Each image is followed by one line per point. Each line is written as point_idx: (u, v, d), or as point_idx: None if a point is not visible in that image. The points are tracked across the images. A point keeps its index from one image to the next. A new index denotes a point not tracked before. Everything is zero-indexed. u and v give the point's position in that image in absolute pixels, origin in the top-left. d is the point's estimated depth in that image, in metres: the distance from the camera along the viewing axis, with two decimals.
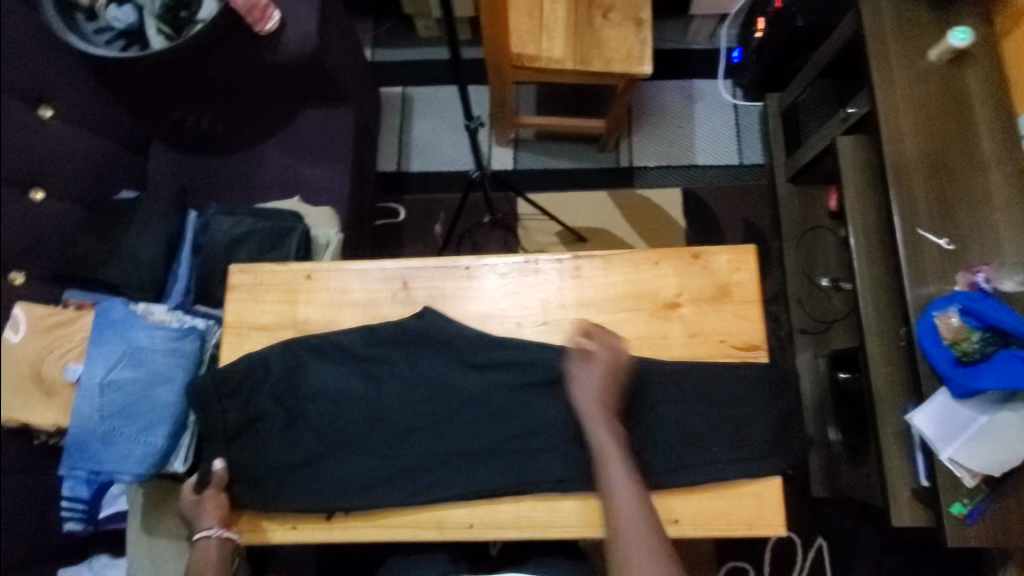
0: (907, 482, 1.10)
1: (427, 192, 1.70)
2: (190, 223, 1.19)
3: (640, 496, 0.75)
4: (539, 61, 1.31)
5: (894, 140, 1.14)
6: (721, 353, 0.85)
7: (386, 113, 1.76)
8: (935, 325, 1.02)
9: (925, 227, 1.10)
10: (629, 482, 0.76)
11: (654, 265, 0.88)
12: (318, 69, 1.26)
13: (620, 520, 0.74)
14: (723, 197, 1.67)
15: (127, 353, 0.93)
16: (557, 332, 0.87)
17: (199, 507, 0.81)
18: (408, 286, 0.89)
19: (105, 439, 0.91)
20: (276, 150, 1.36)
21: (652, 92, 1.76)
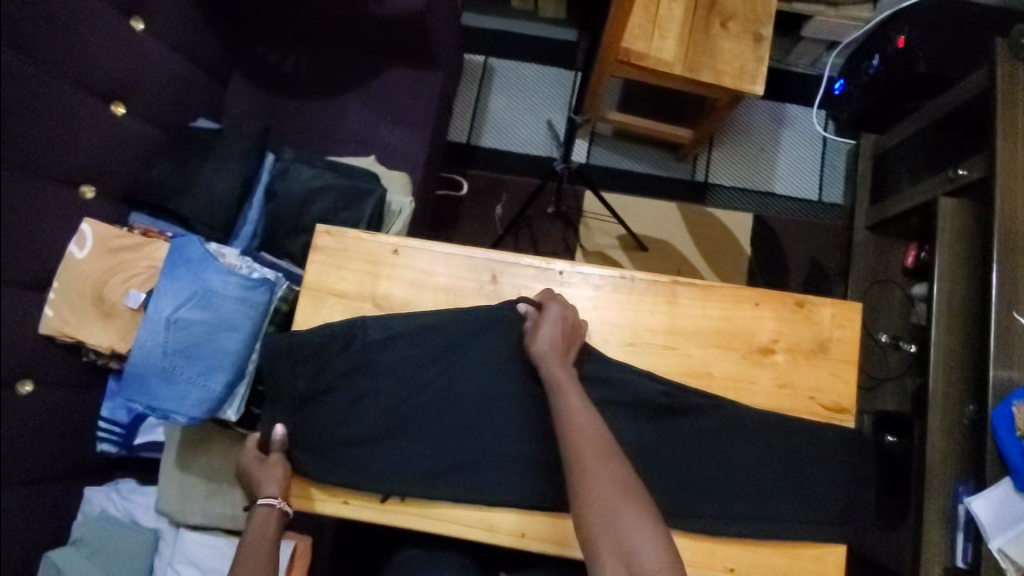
0: (941, 559, 1.09)
1: (494, 170, 1.65)
2: (268, 165, 1.16)
3: (618, 471, 0.68)
4: (646, 60, 1.25)
5: (1009, 214, 1.08)
6: (807, 410, 0.82)
7: (466, 82, 1.70)
8: (1012, 413, 0.99)
9: (1022, 311, 1.05)
10: (608, 457, 0.69)
11: (754, 306, 0.84)
12: (420, 28, 1.20)
13: (594, 493, 0.67)
14: (794, 231, 1.62)
15: (197, 293, 0.91)
16: (642, 357, 0.83)
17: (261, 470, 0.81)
18: (496, 280, 0.86)
19: (164, 376, 0.89)
20: (358, 103, 1.32)
21: (741, 108, 1.69)
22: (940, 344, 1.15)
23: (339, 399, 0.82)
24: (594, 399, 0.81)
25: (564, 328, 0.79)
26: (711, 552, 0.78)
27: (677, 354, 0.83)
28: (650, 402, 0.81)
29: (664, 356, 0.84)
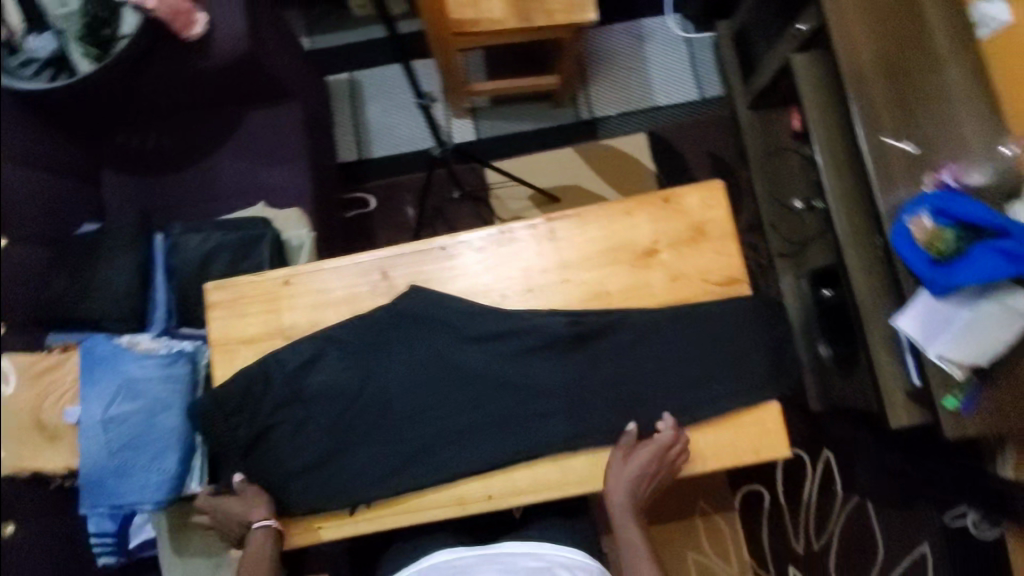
0: (900, 384, 1.12)
1: (393, 177, 1.68)
2: (158, 246, 1.16)
3: None
4: (480, 25, 1.28)
5: (847, 51, 1.11)
6: (705, 291, 0.86)
7: (337, 102, 1.72)
8: (908, 229, 1.03)
9: (888, 134, 1.08)
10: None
11: (627, 215, 0.88)
12: (258, 67, 1.22)
13: None
14: (687, 135, 1.67)
15: (122, 387, 0.92)
16: (543, 298, 0.87)
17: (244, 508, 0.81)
18: (388, 275, 0.89)
19: (119, 472, 0.91)
20: (230, 158, 1.33)
21: (601, 38, 1.73)
22: (835, 191, 1.19)
23: (279, 436, 0.84)
24: (512, 350, 0.84)
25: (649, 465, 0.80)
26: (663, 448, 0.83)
27: (574, 284, 0.87)
28: (561, 336, 0.84)
29: (562, 289, 0.87)
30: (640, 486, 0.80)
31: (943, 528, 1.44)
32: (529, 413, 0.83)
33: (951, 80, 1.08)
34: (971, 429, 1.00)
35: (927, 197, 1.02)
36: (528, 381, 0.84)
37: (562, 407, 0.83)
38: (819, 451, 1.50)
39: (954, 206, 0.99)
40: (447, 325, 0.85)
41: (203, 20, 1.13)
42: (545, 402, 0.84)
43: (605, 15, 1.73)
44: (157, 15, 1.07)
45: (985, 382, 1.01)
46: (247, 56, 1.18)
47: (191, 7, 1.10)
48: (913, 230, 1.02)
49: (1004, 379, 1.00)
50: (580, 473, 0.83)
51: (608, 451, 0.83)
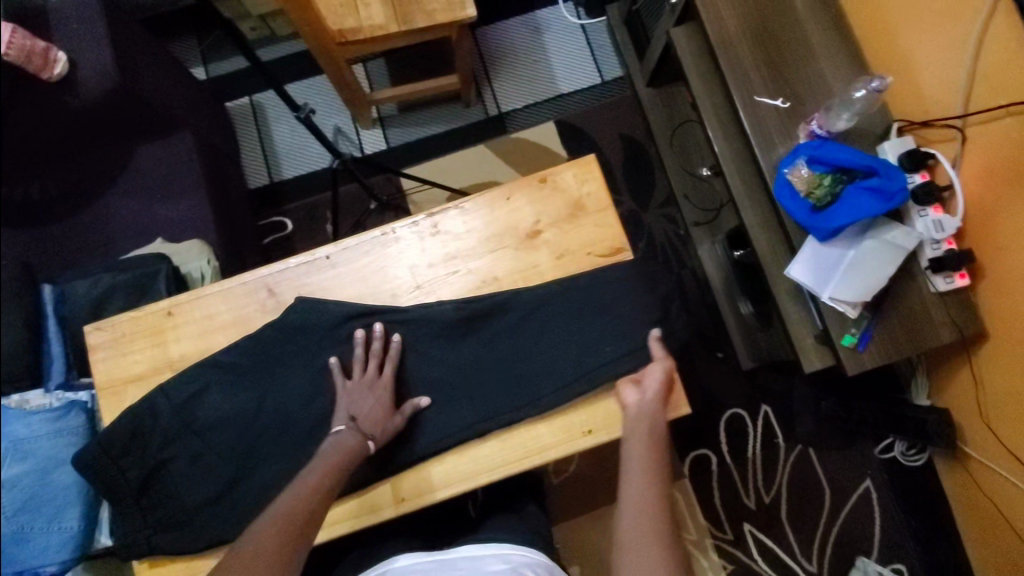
0: (808, 330, 1.15)
1: (307, 196, 1.65)
2: (48, 295, 1.08)
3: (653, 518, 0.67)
4: (361, 32, 1.27)
5: (713, 17, 1.15)
6: (591, 265, 0.88)
7: (241, 128, 1.68)
8: (789, 180, 1.08)
9: (760, 93, 1.14)
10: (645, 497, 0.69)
11: (507, 201, 0.90)
12: (134, 99, 1.19)
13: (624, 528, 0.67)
14: (593, 118, 1.69)
15: (9, 448, 0.89)
16: (433, 292, 0.87)
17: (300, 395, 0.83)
18: (275, 292, 0.88)
19: (16, 539, 0.86)
20: (122, 198, 1.29)
21: (498, 34, 1.74)
22: (725, 155, 1.23)
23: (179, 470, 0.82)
24: (406, 348, 0.85)
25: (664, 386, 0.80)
26: (567, 423, 0.84)
27: (463, 275, 0.88)
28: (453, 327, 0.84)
29: (451, 281, 0.88)
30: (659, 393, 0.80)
31: (874, 460, 1.51)
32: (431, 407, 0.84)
33: (811, 36, 1.15)
34: (868, 362, 1.07)
35: (802, 148, 1.07)
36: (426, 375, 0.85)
37: (459, 395, 0.84)
38: (758, 408, 1.54)
39: (826, 154, 1.05)
40: (339, 333, 0.85)
41: (62, 57, 1.08)
42: (445, 394, 0.84)
43: (499, 11, 1.74)
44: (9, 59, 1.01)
45: (876, 316, 1.08)
46: (120, 90, 1.15)
47: (47, 46, 1.05)
48: (794, 181, 1.08)
49: (891, 309, 1.08)
50: (488, 461, 0.83)
51: (513, 433, 0.84)
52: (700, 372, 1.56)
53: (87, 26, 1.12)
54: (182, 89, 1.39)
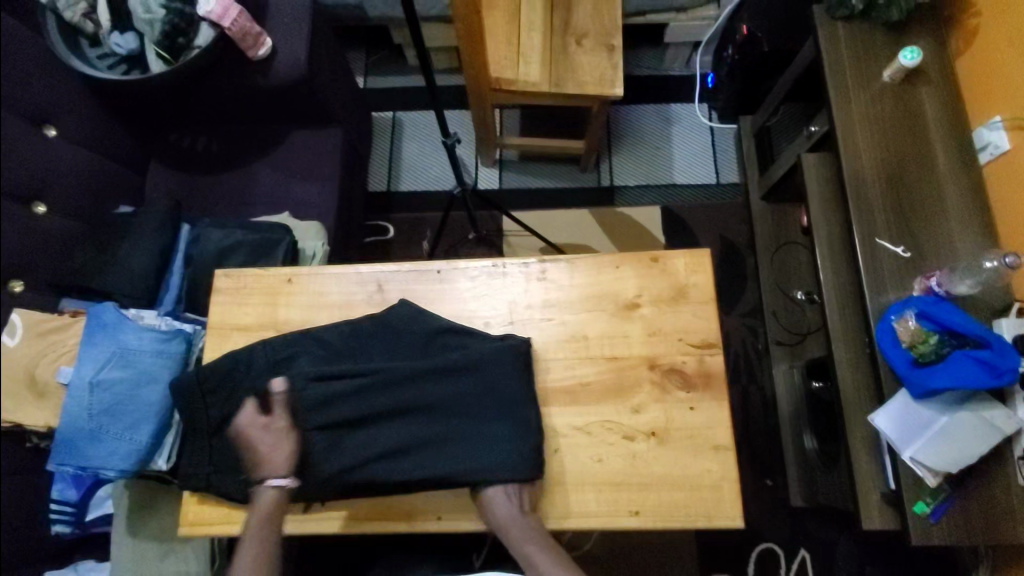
0: (875, 485, 1.13)
1: (415, 211, 1.76)
2: (183, 236, 1.26)
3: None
4: (516, 84, 1.38)
5: (851, 154, 1.19)
6: (680, 350, 0.89)
7: (377, 136, 1.84)
8: (894, 328, 1.06)
9: (883, 236, 1.14)
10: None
11: (615, 268, 0.93)
12: (308, 92, 1.34)
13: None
14: (701, 213, 1.73)
15: (116, 353, 0.98)
16: (522, 332, 0.91)
17: (270, 444, 0.81)
18: (382, 288, 0.94)
19: (92, 436, 0.94)
20: (268, 168, 1.43)
21: (631, 114, 1.84)
22: (829, 285, 1.23)
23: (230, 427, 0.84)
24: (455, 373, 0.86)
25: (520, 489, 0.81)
26: (615, 498, 0.83)
27: (555, 324, 0.91)
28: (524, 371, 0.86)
29: (543, 327, 0.91)
30: (517, 495, 0.81)
31: None
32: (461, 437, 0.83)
33: (948, 196, 1.16)
34: (936, 538, 1.01)
35: (914, 300, 1.06)
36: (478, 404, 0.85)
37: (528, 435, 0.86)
38: (796, 550, 1.45)
39: (939, 312, 1.03)
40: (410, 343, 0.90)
41: (268, 44, 1.25)
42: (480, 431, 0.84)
43: (637, 96, 1.85)
44: (229, 33, 1.18)
45: (957, 490, 1.02)
46: (300, 81, 1.30)
47: (260, 31, 1.22)
48: (898, 330, 1.06)
49: (973, 489, 1.02)
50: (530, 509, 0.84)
51: (563, 490, 0.84)
52: (744, 493, 1.49)
53: (294, 23, 1.29)
54: (347, 92, 1.55)
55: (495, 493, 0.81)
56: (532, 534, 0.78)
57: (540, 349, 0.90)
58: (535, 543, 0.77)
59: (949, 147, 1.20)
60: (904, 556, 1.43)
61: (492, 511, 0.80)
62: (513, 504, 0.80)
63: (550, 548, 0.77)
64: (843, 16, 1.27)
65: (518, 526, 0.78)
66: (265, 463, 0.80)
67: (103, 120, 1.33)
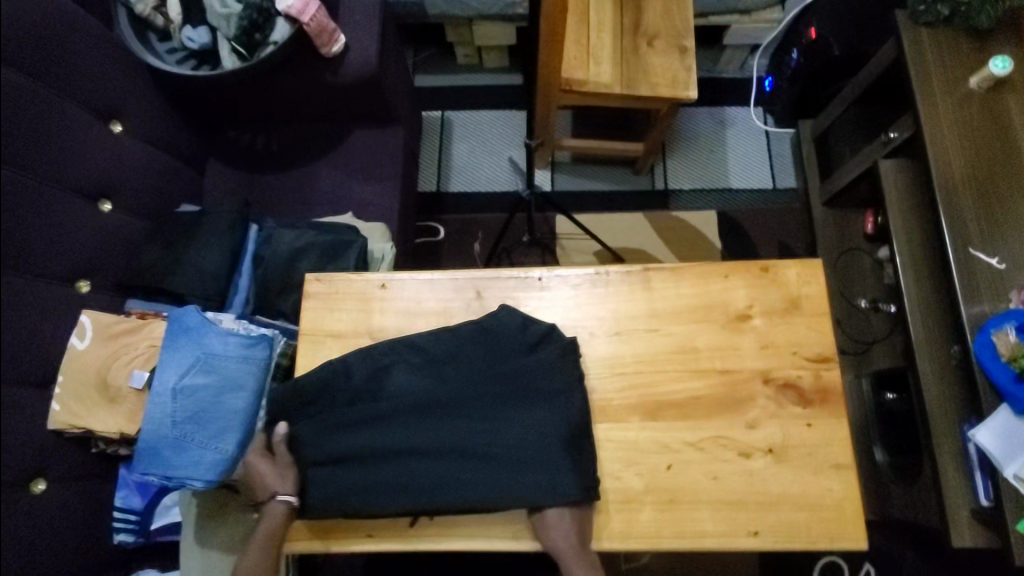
0: (965, 501, 1.09)
1: (465, 211, 1.72)
2: (251, 236, 1.22)
3: None
4: (587, 85, 1.35)
5: (941, 161, 1.16)
6: (794, 364, 0.86)
7: (426, 135, 1.79)
8: (992, 342, 1.03)
9: (976, 246, 1.11)
10: None
11: (723, 278, 0.90)
12: (377, 90, 1.31)
13: None
14: (757, 219, 1.70)
15: (201, 359, 0.94)
16: (629, 343, 0.88)
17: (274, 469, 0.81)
18: (481, 295, 0.92)
19: (176, 444, 0.91)
20: (328, 167, 1.39)
21: (685, 117, 1.81)
22: (912, 295, 1.21)
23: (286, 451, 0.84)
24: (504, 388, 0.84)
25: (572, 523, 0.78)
26: (733, 517, 0.80)
27: (662, 335, 0.88)
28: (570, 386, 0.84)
29: (650, 339, 0.89)
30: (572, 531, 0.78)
31: None
32: (513, 454, 0.81)
33: None
34: None
35: (1015, 313, 1.04)
36: (527, 420, 0.82)
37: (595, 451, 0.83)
38: (861, 564, 1.40)
39: None
40: (464, 357, 0.87)
41: (342, 41, 1.21)
42: (534, 450, 0.81)
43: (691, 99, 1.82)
44: (306, 29, 1.15)
45: None
46: (371, 79, 1.27)
47: (335, 27, 1.19)
48: (997, 344, 1.02)
49: None
50: (643, 529, 0.81)
51: (679, 508, 0.81)
52: None
53: (366, 20, 1.26)
54: (407, 90, 1.51)
55: (557, 524, 0.78)
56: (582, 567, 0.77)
57: (647, 360, 0.87)
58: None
59: None
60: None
61: (551, 539, 0.78)
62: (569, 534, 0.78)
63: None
64: (926, 21, 1.24)
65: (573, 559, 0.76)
66: (270, 483, 0.80)
67: (169, 116, 1.30)
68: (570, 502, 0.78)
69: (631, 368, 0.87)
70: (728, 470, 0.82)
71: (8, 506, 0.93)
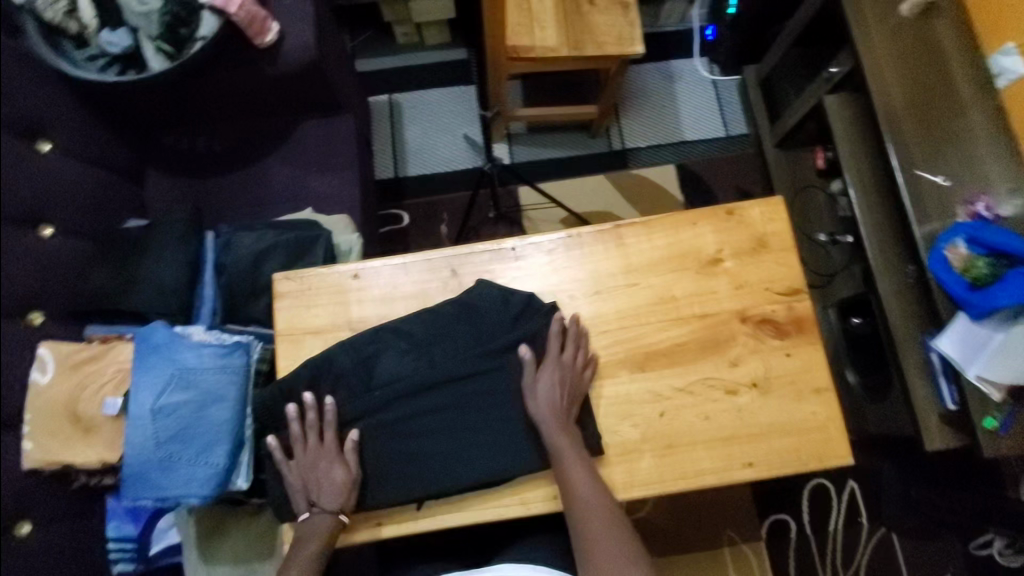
0: (933, 408, 1.17)
1: (426, 194, 1.70)
2: (209, 244, 1.18)
3: (595, 484, 0.79)
4: (533, 51, 1.33)
5: (881, 92, 1.22)
6: (768, 300, 0.89)
7: (376, 121, 1.75)
8: (945, 257, 1.08)
9: (923, 168, 1.18)
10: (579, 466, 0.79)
11: (692, 225, 0.92)
12: (318, 77, 1.26)
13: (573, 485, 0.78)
14: (714, 168, 1.74)
15: (176, 375, 0.91)
16: (609, 300, 0.90)
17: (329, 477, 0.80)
18: (457, 273, 0.92)
19: (164, 465, 0.88)
20: (280, 164, 1.35)
21: (632, 75, 1.81)
22: (867, 223, 1.26)
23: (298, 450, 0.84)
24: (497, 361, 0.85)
25: (563, 376, 0.83)
26: (728, 454, 0.84)
27: (640, 289, 0.90)
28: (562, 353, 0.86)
29: (629, 294, 0.90)
30: (561, 374, 0.83)
31: (969, 557, 1.46)
32: (514, 422, 0.83)
33: (973, 124, 1.12)
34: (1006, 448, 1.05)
35: (963, 226, 1.07)
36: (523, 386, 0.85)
37: (592, 411, 0.85)
38: (845, 482, 1.48)
39: (988, 234, 1.03)
40: (450, 336, 0.87)
41: (275, 29, 1.16)
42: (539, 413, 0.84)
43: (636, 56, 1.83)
44: (235, 20, 1.10)
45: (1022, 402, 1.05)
46: (311, 67, 1.23)
47: (266, 15, 1.13)
48: (950, 258, 1.08)
49: None
50: (644, 477, 0.83)
51: (677, 452, 0.84)
52: None
53: (298, 5, 1.21)
54: (349, 75, 1.46)
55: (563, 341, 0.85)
56: (562, 378, 0.83)
57: (628, 315, 0.89)
58: (556, 386, 0.82)
59: (969, 73, 1.13)
60: (963, 470, 1.44)
61: (537, 383, 0.82)
62: (571, 352, 0.84)
63: (562, 396, 0.82)
64: None
65: (558, 368, 0.83)
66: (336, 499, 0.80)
67: (98, 128, 1.23)
68: None
69: (615, 325, 0.89)
70: (718, 410, 0.85)
71: None
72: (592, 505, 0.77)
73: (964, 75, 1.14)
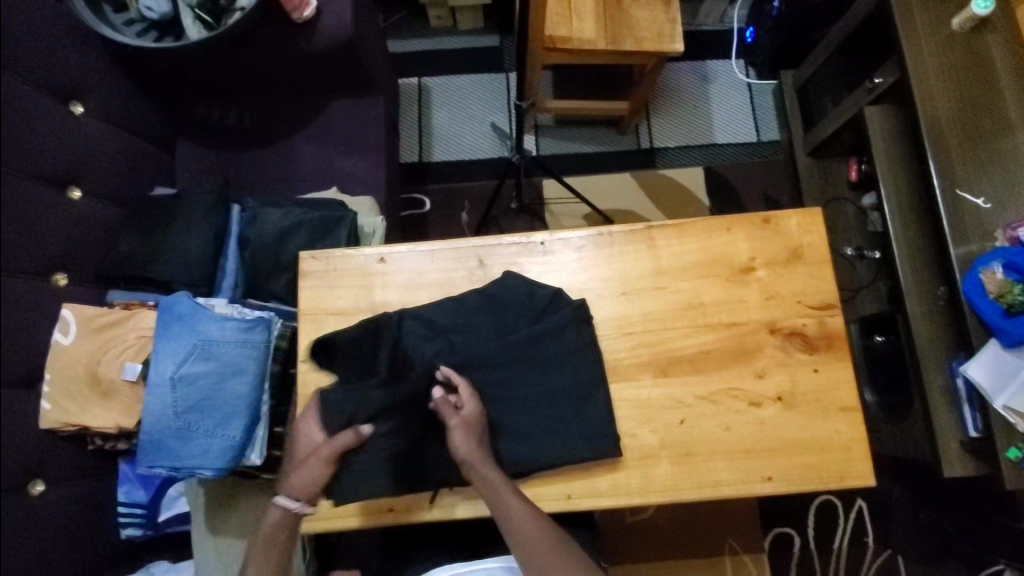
0: (954, 434, 1.15)
1: (451, 181, 1.68)
2: (234, 216, 1.17)
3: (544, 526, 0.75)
4: (571, 42, 1.30)
5: (927, 105, 1.17)
6: (799, 313, 0.88)
7: (405, 104, 1.73)
8: (981, 280, 1.06)
9: (963, 187, 1.13)
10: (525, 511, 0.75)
11: (726, 231, 0.90)
12: (353, 57, 1.25)
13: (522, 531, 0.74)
14: (743, 173, 1.71)
15: (197, 346, 0.91)
16: (635, 302, 0.88)
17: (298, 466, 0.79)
18: (483, 263, 0.91)
19: (181, 435, 0.89)
20: (308, 141, 1.34)
21: (666, 73, 1.78)
22: (901, 239, 1.23)
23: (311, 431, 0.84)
24: (522, 356, 0.84)
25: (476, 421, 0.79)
26: (745, 466, 0.83)
27: (669, 293, 0.88)
28: (584, 349, 0.85)
29: (657, 297, 0.89)
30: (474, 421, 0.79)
31: None
32: (533, 419, 0.83)
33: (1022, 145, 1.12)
34: None
35: (999, 251, 1.06)
36: (546, 380, 0.84)
37: (612, 414, 0.84)
38: (853, 500, 1.48)
39: None
40: (474, 328, 0.86)
41: (313, 4, 1.15)
42: (559, 410, 0.83)
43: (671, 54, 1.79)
44: None
45: None
46: (346, 45, 1.21)
47: None
48: (985, 282, 1.06)
49: None
50: (659, 483, 0.82)
51: (695, 460, 0.83)
52: None
53: None
54: (382, 56, 1.45)
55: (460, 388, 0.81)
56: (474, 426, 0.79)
57: (654, 318, 0.88)
58: (471, 431, 0.78)
59: (1021, 95, 1.15)
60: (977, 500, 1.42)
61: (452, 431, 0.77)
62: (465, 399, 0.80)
63: (478, 441, 0.78)
64: None
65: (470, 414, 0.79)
66: (291, 476, 0.78)
67: (130, 93, 1.22)
68: (587, 460, 0.81)
69: (641, 327, 0.88)
70: (739, 421, 0.84)
71: (7, 511, 0.89)
72: (527, 531, 0.74)
73: (1015, 95, 1.15)
